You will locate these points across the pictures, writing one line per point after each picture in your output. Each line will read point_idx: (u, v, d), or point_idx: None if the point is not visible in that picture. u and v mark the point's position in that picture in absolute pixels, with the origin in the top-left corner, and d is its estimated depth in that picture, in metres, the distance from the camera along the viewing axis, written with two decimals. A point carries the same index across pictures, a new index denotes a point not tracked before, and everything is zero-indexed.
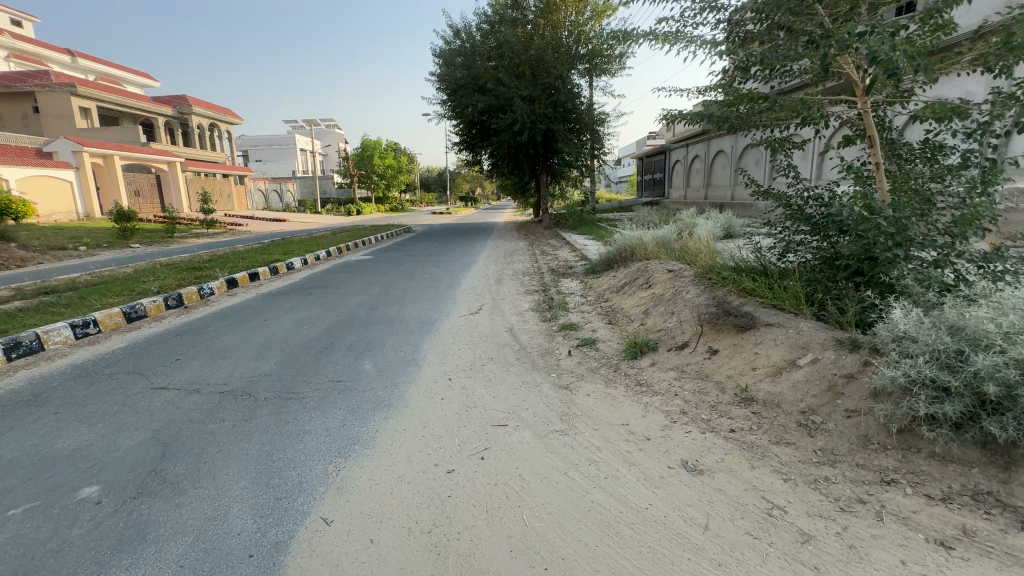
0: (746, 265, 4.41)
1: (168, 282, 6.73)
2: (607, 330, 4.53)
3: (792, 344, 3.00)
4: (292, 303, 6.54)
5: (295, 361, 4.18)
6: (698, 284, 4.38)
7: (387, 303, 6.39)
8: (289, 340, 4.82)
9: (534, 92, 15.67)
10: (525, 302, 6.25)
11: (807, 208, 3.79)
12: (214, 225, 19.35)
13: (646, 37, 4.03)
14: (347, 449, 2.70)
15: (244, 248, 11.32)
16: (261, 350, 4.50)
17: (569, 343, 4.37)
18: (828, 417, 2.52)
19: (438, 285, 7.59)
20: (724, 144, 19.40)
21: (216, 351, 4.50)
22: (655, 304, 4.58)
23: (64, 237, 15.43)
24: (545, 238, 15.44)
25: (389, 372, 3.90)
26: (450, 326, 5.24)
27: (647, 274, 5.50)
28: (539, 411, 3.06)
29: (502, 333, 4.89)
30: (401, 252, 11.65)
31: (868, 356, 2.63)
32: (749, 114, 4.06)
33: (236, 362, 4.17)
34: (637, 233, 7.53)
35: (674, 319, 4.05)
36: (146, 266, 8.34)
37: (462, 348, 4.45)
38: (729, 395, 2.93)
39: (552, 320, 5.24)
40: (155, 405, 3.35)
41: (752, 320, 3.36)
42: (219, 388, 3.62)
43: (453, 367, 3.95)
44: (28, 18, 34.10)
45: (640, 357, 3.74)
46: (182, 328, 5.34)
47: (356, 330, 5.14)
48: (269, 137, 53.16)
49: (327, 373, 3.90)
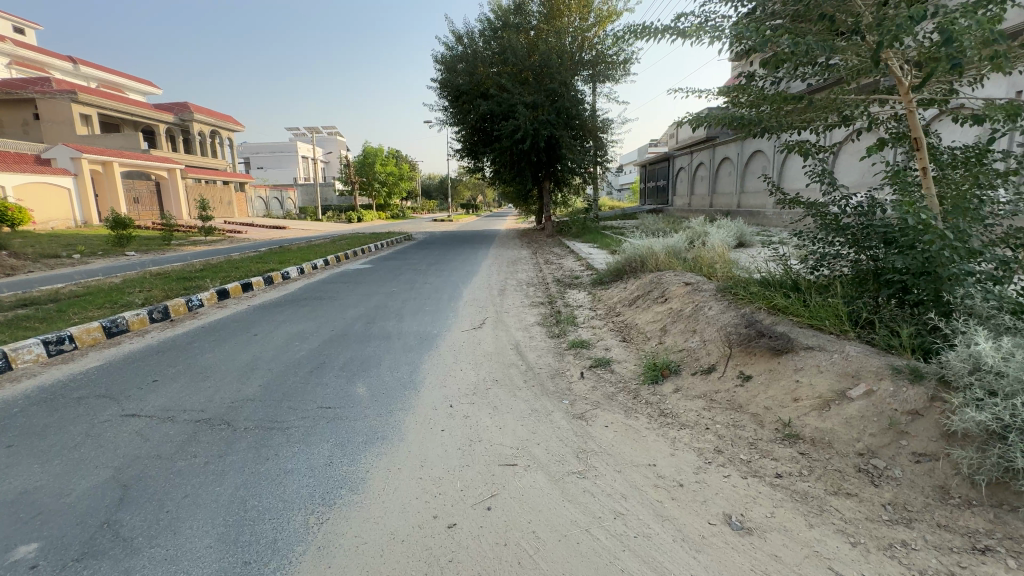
0: (773, 278, 4.05)
1: (154, 294, 6.40)
2: (622, 349, 4.17)
3: (840, 372, 2.64)
4: (285, 315, 6.21)
5: (282, 384, 3.83)
6: (721, 299, 4.03)
7: (385, 316, 6.04)
8: (278, 358, 4.48)
9: (537, 99, 15.42)
10: (531, 316, 5.90)
11: (846, 218, 3.44)
12: (213, 233, 19.08)
13: (666, 31, 3.69)
14: (333, 494, 2.34)
15: (240, 256, 11.00)
16: (247, 370, 4.15)
17: (580, 363, 4.02)
18: (892, 462, 2.16)
19: (439, 296, 7.25)
20: (730, 150, 19.14)
21: (197, 371, 4.15)
22: (674, 320, 4.22)
23: (58, 244, 15.16)
24: (548, 247, 15.08)
25: (385, 396, 3.56)
26: (451, 342, 4.88)
27: (661, 287, 5.15)
28: (551, 447, 2.70)
29: (507, 350, 4.54)
30: (401, 261, 11.33)
31: (937, 389, 2.28)
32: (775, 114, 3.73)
33: (218, 385, 3.81)
34: (646, 242, 7.20)
35: (697, 339, 3.68)
36: (135, 276, 8.01)
37: (464, 367, 4.11)
38: (769, 431, 2.57)
39: (561, 336, 4.89)
40: (121, 437, 3.00)
41: (790, 342, 3.00)
42: (195, 416, 3.27)
43: (454, 392, 3.59)
44: (32, 26, 34.18)
45: (661, 381, 3.38)
46: (166, 343, 5.00)
47: (351, 346, 4.80)
48: (270, 145, 53.18)
49: (315, 398, 3.54)
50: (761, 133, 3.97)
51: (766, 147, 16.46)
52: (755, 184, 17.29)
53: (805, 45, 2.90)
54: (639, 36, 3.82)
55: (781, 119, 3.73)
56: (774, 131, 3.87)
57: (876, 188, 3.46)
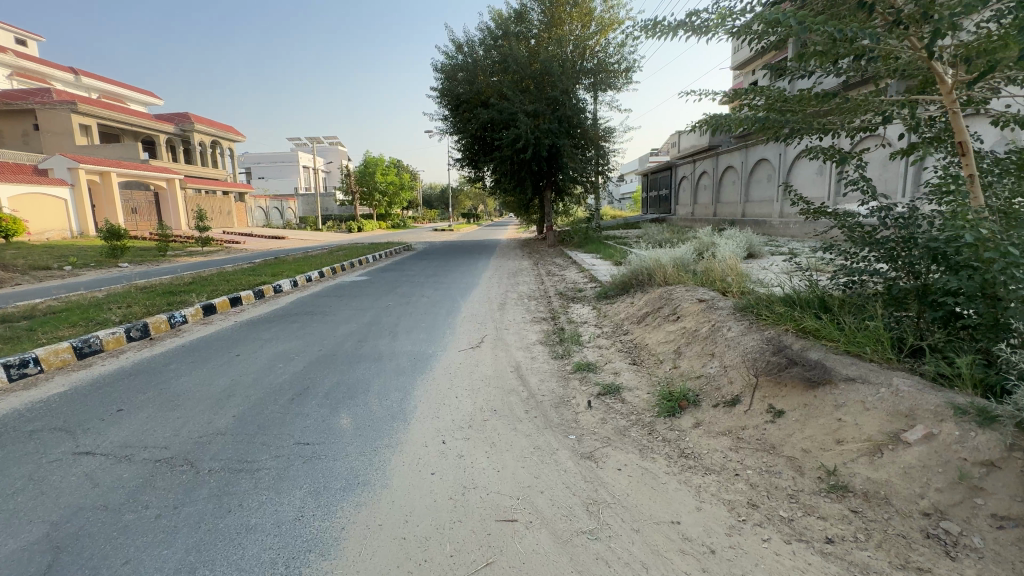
0: (798, 296, 3.70)
1: (135, 310, 6.06)
2: (632, 373, 3.80)
3: (890, 410, 2.28)
4: (273, 332, 5.87)
5: (258, 414, 3.47)
6: (740, 320, 3.68)
7: (378, 333, 5.69)
8: (257, 382, 4.12)
9: (538, 107, 15.20)
10: (532, 333, 5.55)
11: (883, 231, 3.10)
12: (209, 243, 18.78)
13: (681, 26, 3.37)
14: (298, 561, 1.98)
15: (232, 268, 10.67)
16: (222, 397, 3.80)
17: (587, 390, 3.66)
18: (968, 528, 1.80)
19: (436, 311, 6.89)
20: (734, 159, 18.89)
21: (167, 399, 3.80)
22: (689, 342, 3.87)
23: (51, 256, 14.86)
24: (549, 257, 14.79)
25: (370, 429, 3.21)
26: (447, 364, 4.53)
27: (672, 303, 4.80)
28: (557, 496, 2.34)
29: (507, 374, 4.18)
30: (398, 273, 11.01)
31: (1017, 436, 1.91)
32: (800, 115, 3.42)
33: (188, 416, 3.46)
34: (652, 254, 6.89)
35: (717, 365, 3.33)
36: (119, 289, 7.68)
37: (460, 394, 3.74)
38: (811, 481, 2.20)
39: (564, 356, 4.54)
40: (68, 480, 2.64)
41: (827, 373, 2.64)
42: (157, 455, 2.91)
43: (448, 425, 3.23)
44: (35, 38, 34.37)
45: (679, 414, 3.02)
46: (141, 365, 4.66)
47: (338, 368, 4.46)
48: (272, 155, 53.24)
49: (293, 431, 3.19)
50: (782, 136, 3.64)
51: (770, 156, 16.17)
52: (760, 193, 16.99)
53: (852, 32, 2.46)
54: (651, 33, 3.48)
55: (810, 122, 3.40)
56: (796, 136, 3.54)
57: (917, 199, 3.11)
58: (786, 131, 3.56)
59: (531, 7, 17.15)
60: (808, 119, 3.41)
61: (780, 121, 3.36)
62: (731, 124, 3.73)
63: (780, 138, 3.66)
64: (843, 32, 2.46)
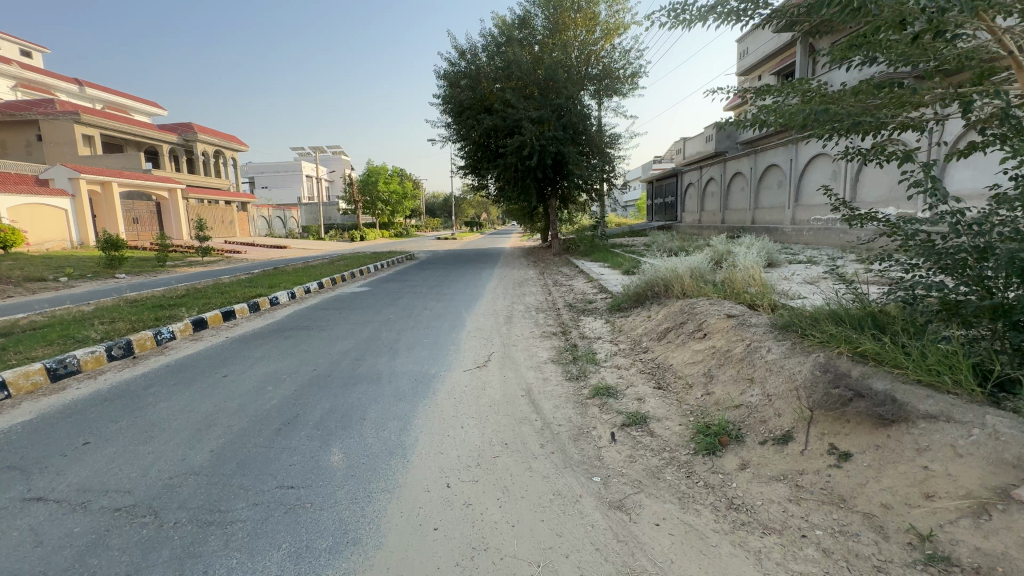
0: (844, 312, 3.28)
1: (119, 326, 5.70)
2: (659, 400, 3.39)
3: (991, 459, 1.87)
4: (266, 350, 5.49)
5: (240, 449, 3.08)
6: (781, 339, 3.27)
7: (377, 351, 5.31)
8: (243, 409, 3.74)
9: (543, 113, 14.84)
10: (543, 350, 5.15)
11: (951, 241, 2.68)
12: (209, 253, 18.51)
13: (710, 12, 3.18)
14: None
15: (229, 279, 10.34)
16: (201, 428, 3.41)
17: (608, 419, 3.26)
18: None
19: (438, 325, 6.50)
20: (742, 165, 18.53)
21: (140, 430, 3.40)
22: (721, 364, 3.47)
23: (47, 267, 14.56)
24: (556, 266, 14.40)
25: (364, 467, 2.82)
26: (451, 386, 4.14)
27: (697, 318, 4.41)
28: (585, 563, 1.94)
29: (517, 399, 3.78)
30: (401, 283, 10.63)
31: None
32: (854, 107, 2.97)
33: (160, 451, 3.07)
34: (667, 263, 6.51)
35: (760, 393, 2.93)
36: (107, 303, 7.33)
37: (465, 424, 3.35)
38: (900, 548, 1.79)
39: (580, 378, 4.14)
40: (7, 537, 2.25)
41: (900, 408, 2.23)
42: (117, 502, 2.52)
43: (453, 463, 2.83)
44: (39, 49, 34.53)
45: (721, 451, 2.61)
46: (119, 388, 4.28)
47: (332, 392, 4.08)
48: (275, 164, 53.24)
49: (277, 471, 2.80)
50: (826, 134, 3.20)
51: (781, 161, 15.82)
52: (770, 199, 16.61)
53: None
54: (678, 19, 3.30)
55: (869, 115, 2.92)
56: (845, 137, 3.10)
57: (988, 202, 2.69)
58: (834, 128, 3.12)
59: (536, 13, 16.85)
60: (862, 112, 2.95)
61: (843, 112, 2.85)
62: (771, 120, 3.29)
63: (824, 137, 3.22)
64: (933, 1, 2.07)
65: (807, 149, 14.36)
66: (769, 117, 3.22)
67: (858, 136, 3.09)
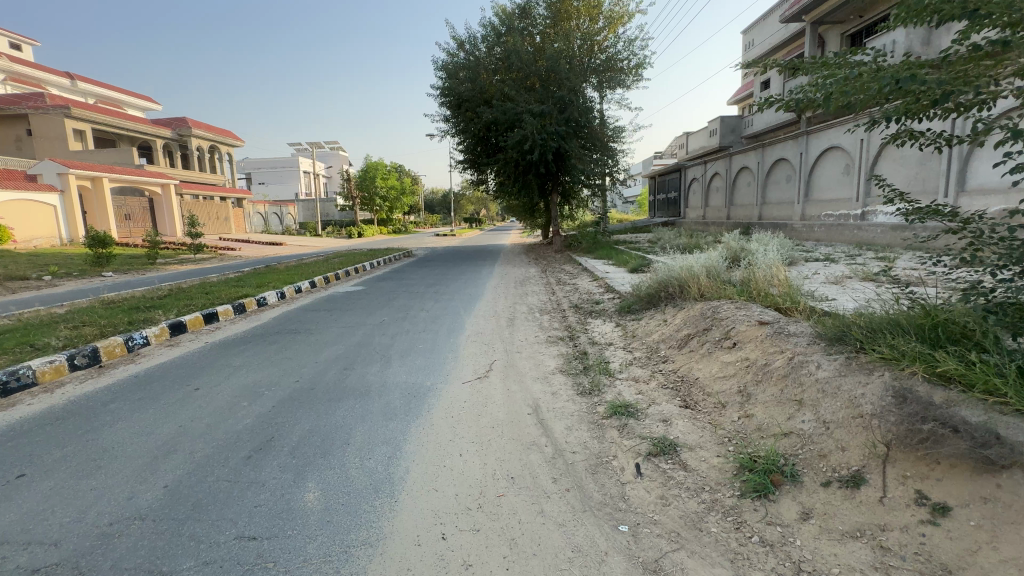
0: (906, 319, 2.78)
1: (85, 331, 5.22)
2: (688, 422, 2.94)
3: None
4: (245, 357, 5.02)
5: (199, 484, 2.63)
6: (832, 353, 2.80)
7: (367, 359, 4.83)
8: (212, 430, 3.29)
9: (545, 106, 14.28)
10: (549, 358, 4.69)
11: None
12: (201, 251, 17.98)
13: None
14: None
15: (217, 278, 9.88)
16: (161, 456, 2.96)
17: (631, 446, 2.80)
18: None
19: (435, 329, 6.03)
20: (748, 159, 18.06)
21: (87, 459, 2.93)
22: (759, 381, 3.01)
23: (32, 265, 14.04)
24: (558, 263, 13.90)
25: (343, 509, 2.36)
26: (447, 401, 3.70)
27: (722, 325, 3.95)
28: None
29: (523, 418, 3.33)
30: (397, 282, 10.14)
31: None
32: (939, 75, 2.40)
33: (103, 487, 2.60)
34: (680, 261, 6.08)
35: (813, 420, 2.48)
36: (80, 304, 6.84)
37: (464, 452, 2.88)
38: None
39: (592, 392, 3.69)
40: None
41: (1014, 451, 1.77)
42: (38, 559, 2.06)
43: (449, 505, 2.36)
44: (29, 42, 33.89)
45: (775, 494, 2.15)
46: (77, 404, 3.82)
47: (314, 409, 3.61)
48: (272, 160, 52.79)
49: (239, 514, 2.35)
50: (893, 111, 2.65)
51: (790, 155, 15.32)
52: (778, 193, 16.13)
53: None
54: None
55: (960, 83, 2.36)
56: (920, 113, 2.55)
57: None
58: (903, 105, 2.58)
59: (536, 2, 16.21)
60: (953, 80, 2.38)
61: (933, 79, 2.29)
62: (830, 94, 2.73)
63: (884, 117, 2.71)
64: None
65: (819, 142, 13.83)
66: (831, 89, 2.66)
67: (941, 111, 2.53)
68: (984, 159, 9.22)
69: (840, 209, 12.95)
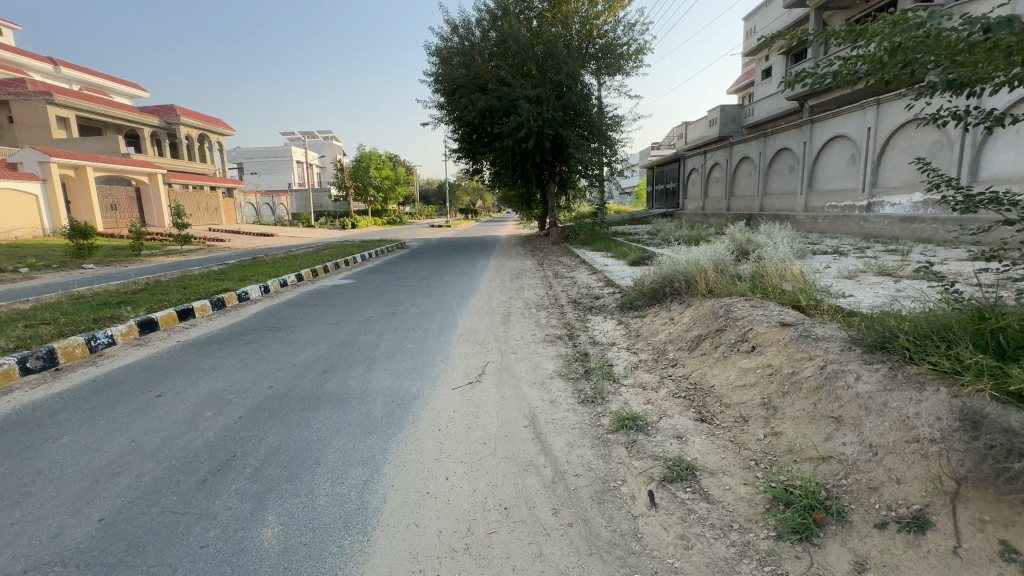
0: (954, 320, 2.42)
1: (43, 331, 4.81)
2: (705, 440, 2.58)
3: None
4: (218, 359, 4.61)
5: (140, 517, 2.25)
6: (873, 362, 2.45)
7: (350, 360, 4.45)
8: (168, 447, 2.90)
9: (542, 92, 13.79)
10: (547, 360, 4.32)
11: None
12: (188, 242, 17.44)
13: None
14: None
15: (199, 271, 9.41)
16: (103, 480, 2.57)
17: (643, 469, 2.43)
18: None
19: (426, 326, 5.65)
20: (750, 149, 17.64)
21: (17, 484, 2.54)
22: (785, 392, 2.66)
23: (10, 257, 13.49)
24: (555, 256, 13.55)
25: (305, 551, 1.99)
26: (434, 410, 3.32)
27: (738, 326, 3.58)
28: None
29: (518, 431, 2.96)
30: (388, 275, 9.73)
31: None
32: None
33: (28, 521, 2.22)
34: (684, 254, 5.72)
35: (858, 443, 2.12)
36: (46, 299, 6.41)
37: (450, 474, 2.52)
38: None
39: (595, 401, 3.33)
40: None
41: None
42: None
43: (430, 547, 1.99)
44: (11, 27, 32.83)
45: (820, 537, 1.81)
46: (21, 414, 3.41)
47: (285, 420, 3.22)
48: (265, 150, 52.03)
49: (180, 559, 1.97)
50: (963, 76, 2.23)
51: (793, 144, 14.91)
52: (780, 185, 15.78)
53: None
54: None
55: None
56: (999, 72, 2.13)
57: None
58: (975, 69, 2.18)
59: None
60: None
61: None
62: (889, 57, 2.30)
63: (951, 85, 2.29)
64: None
65: (824, 131, 13.42)
66: (893, 49, 2.23)
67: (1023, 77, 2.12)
68: (1000, 147, 8.87)
69: (845, 200, 12.61)
